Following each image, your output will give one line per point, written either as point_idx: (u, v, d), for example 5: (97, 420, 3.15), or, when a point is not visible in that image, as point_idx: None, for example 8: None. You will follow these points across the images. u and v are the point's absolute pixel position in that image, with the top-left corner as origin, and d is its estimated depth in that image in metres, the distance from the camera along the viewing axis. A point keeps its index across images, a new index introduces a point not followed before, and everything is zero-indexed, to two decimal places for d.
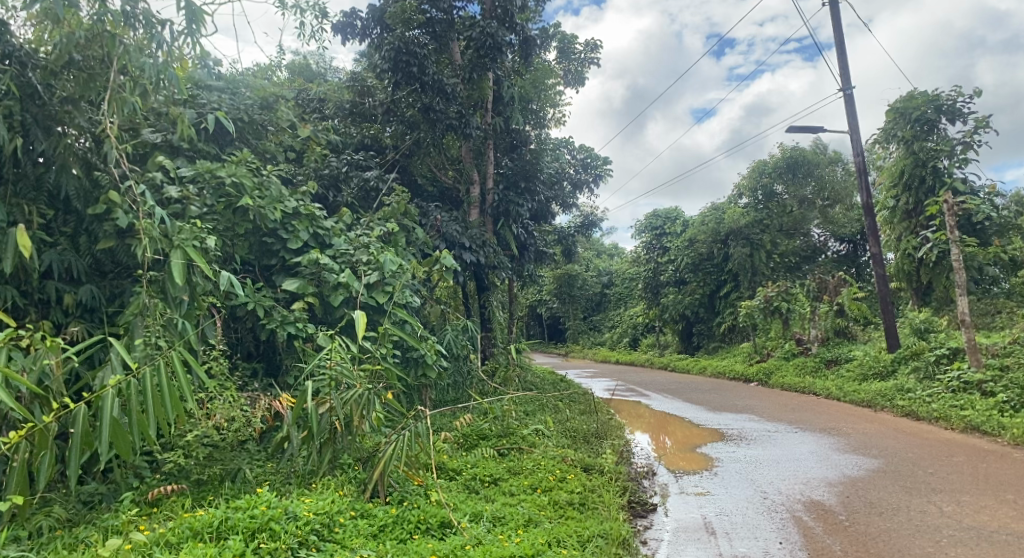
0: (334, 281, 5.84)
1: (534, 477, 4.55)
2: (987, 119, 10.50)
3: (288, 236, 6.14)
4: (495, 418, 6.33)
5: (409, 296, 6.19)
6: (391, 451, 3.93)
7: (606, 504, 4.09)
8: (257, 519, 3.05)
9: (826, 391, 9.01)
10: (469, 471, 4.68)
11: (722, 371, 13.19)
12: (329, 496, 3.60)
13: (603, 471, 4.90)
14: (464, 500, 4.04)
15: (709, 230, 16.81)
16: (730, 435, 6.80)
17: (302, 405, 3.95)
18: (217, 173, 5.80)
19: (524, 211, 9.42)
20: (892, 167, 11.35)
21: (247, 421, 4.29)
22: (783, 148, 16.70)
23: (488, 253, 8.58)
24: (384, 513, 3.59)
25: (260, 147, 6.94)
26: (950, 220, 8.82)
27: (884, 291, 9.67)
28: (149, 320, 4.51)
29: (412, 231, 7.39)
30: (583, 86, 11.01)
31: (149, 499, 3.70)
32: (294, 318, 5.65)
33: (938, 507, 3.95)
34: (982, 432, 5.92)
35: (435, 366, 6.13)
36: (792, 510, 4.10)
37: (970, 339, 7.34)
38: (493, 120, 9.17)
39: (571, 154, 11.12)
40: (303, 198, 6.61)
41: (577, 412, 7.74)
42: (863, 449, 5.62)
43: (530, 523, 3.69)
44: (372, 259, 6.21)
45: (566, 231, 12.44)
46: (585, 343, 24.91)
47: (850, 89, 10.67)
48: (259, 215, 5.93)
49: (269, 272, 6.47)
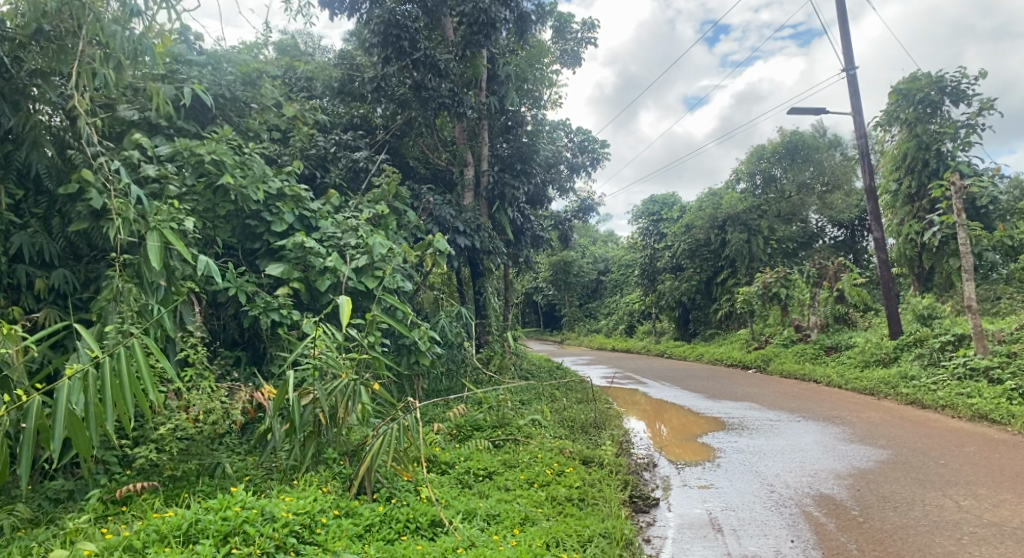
0: (321, 266, 5.57)
1: (531, 471, 4.34)
2: (992, 101, 10.27)
3: (272, 218, 5.86)
4: (490, 407, 6.12)
5: (400, 282, 5.92)
6: (379, 445, 3.68)
7: (607, 500, 3.87)
8: (230, 522, 2.81)
9: (827, 378, 8.85)
10: (462, 464, 4.47)
11: (719, 357, 13.01)
12: (311, 494, 3.37)
13: (602, 464, 4.68)
14: (457, 496, 3.82)
15: (706, 216, 16.57)
16: (730, 424, 6.62)
17: (283, 396, 3.70)
18: (196, 151, 5.51)
19: (519, 194, 9.07)
20: (894, 150, 11.12)
21: (226, 414, 4.01)
22: (781, 132, 16.47)
23: (483, 238, 8.31)
24: (371, 512, 3.36)
25: (243, 125, 6.64)
26: (957, 204, 8.59)
27: (887, 277, 9.46)
28: (123, 306, 4.29)
29: (403, 214, 7.13)
30: (580, 66, 10.69)
31: (117, 498, 3.45)
32: (279, 304, 5.41)
33: (955, 501, 3.76)
34: (991, 421, 5.74)
35: (428, 354, 5.88)
36: (802, 505, 3.91)
37: (976, 325, 7.16)
38: (486, 99, 8.86)
39: (568, 138, 10.87)
40: (289, 179, 6.33)
41: (573, 400, 7.55)
42: (869, 439, 5.44)
43: (527, 521, 3.48)
44: (360, 243, 5.93)
45: (562, 215, 12.18)
46: (581, 331, 24.70)
47: (853, 69, 10.41)
48: (241, 195, 5.63)
49: (253, 257, 6.19)
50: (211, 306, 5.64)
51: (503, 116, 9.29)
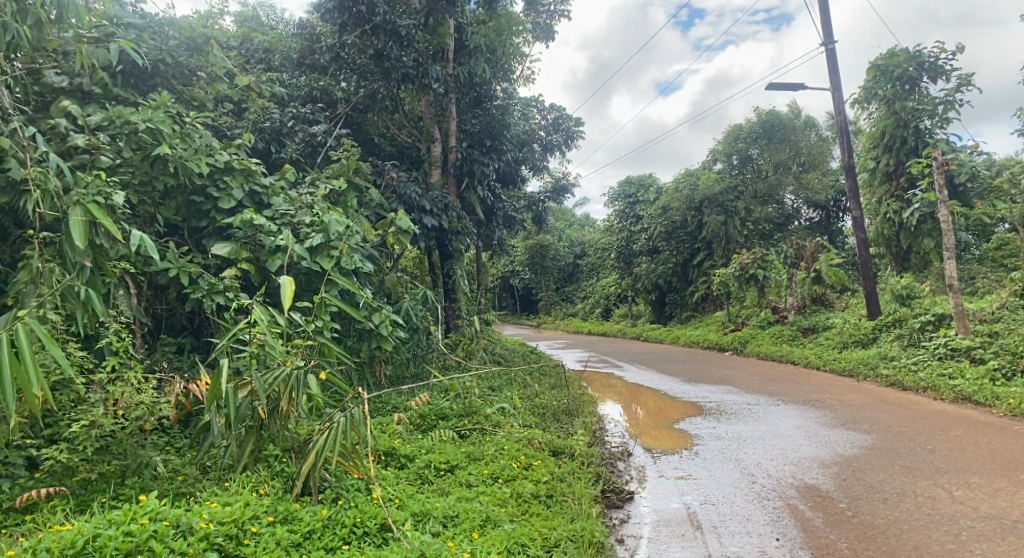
0: (271, 245, 5.13)
1: (496, 464, 4.00)
2: (971, 76, 10.10)
3: (218, 194, 5.38)
4: (457, 395, 5.78)
5: (359, 262, 5.49)
6: (325, 440, 3.29)
7: (577, 497, 3.56)
8: (133, 539, 2.42)
9: (805, 359, 8.70)
10: (422, 457, 4.13)
11: (695, 340, 12.86)
12: (244, 498, 2.98)
13: (574, 455, 4.36)
14: (413, 496, 3.47)
15: (682, 197, 16.29)
16: (708, 409, 6.38)
17: (215, 388, 3.30)
18: (130, 119, 4.96)
19: (489, 170, 8.66)
20: (873, 128, 10.94)
21: (153, 408, 3.60)
22: (758, 112, 16.19)
23: (452, 218, 7.89)
24: (313, 517, 2.99)
25: (187, 94, 6.05)
26: (939, 179, 8.42)
27: (865, 257, 9.29)
28: (41, 288, 3.81)
29: (364, 191, 6.68)
30: (553, 40, 10.25)
31: (18, 506, 3.02)
32: (224, 286, 4.97)
33: (948, 491, 3.54)
34: (974, 403, 5.58)
35: (391, 338, 5.50)
36: (785, 497, 3.66)
37: (958, 305, 6.99)
38: (454, 71, 8.39)
39: (541, 114, 10.47)
40: (239, 152, 5.83)
41: (546, 386, 7.26)
42: (852, 423, 5.22)
43: (488, 523, 3.14)
44: (315, 220, 5.49)
45: (536, 196, 11.74)
46: (557, 315, 24.49)
47: (832, 44, 10.18)
48: (182, 167, 5.12)
49: (200, 236, 5.71)
50: (153, 289, 5.18)
51: (472, 89, 8.85)
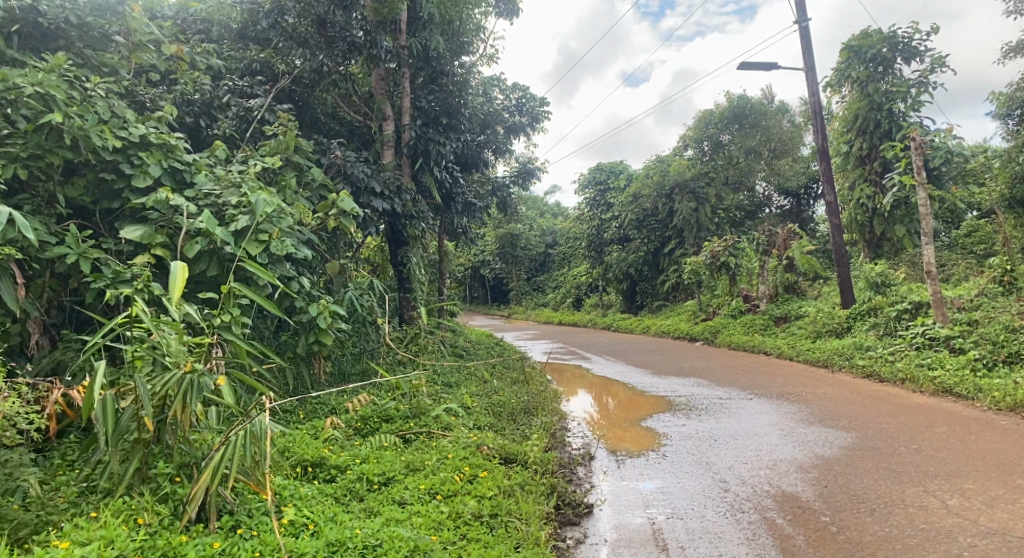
0: (189, 228, 4.50)
1: (436, 478, 3.49)
2: (944, 58, 9.88)
3: (131, 170, 4.70)
4: (404, 395, 5.25)
5: (294, 248, 4.89)
6: (221, 457, 2.72)
7: (524, 518, 3.09)
8: None
9: (777, 348, 8.40)
10: (353, 469, 3.60)
11: (666, 330, 12.55)
12: (111, 533, 2.43)
13: (526, 464, 3.90)
14: (333, 519, 2.93)
15: (653, 184, 15.88)
16: (678, 403, 5.97)
17: (91, 395, 2.74)
18: (16, 82, 4.19)
19: (446, 150, 8.07)
20: (846, 111, 10.65)
21: (23, 421, 2.98)
22: (729, 96, 15.91)
23: (405, 201, 7.33)
24: (201, 553, 2.45)
25: (95, 59, 5.20)
26: (917, 161, 8.09)
27: (839, 243, 8.98)
28: None
29: (306, 170, 6.06)
30: (516, 17, 9.71)
31: None
32: (133, 275, 4.34)
33: (940, 500, 3.18)
34: (955, 396, 5.28)
35: (331, 332, 4.93)
36: (761, 509, 3.24)
37: (936, 293, 6.72)
38: (407, 43, 7.78)
39: (504, 94, 9.98)
40: (158, 125, 5.13)
41: (507, 382, 6.77)
42: (829, 419, 4.85)
43: (417, 553, 2.63)
44: (243, 201, 4.87)
45: (501, 180, 11.24)
46: (528, 305, 24.04)
47: (805, 22, 9.83)
48: (83, 139, 4.38)
49: (113, 220, 5.03)
50: (56, 277, 4.57)
51: (427, 64, 8.24)
